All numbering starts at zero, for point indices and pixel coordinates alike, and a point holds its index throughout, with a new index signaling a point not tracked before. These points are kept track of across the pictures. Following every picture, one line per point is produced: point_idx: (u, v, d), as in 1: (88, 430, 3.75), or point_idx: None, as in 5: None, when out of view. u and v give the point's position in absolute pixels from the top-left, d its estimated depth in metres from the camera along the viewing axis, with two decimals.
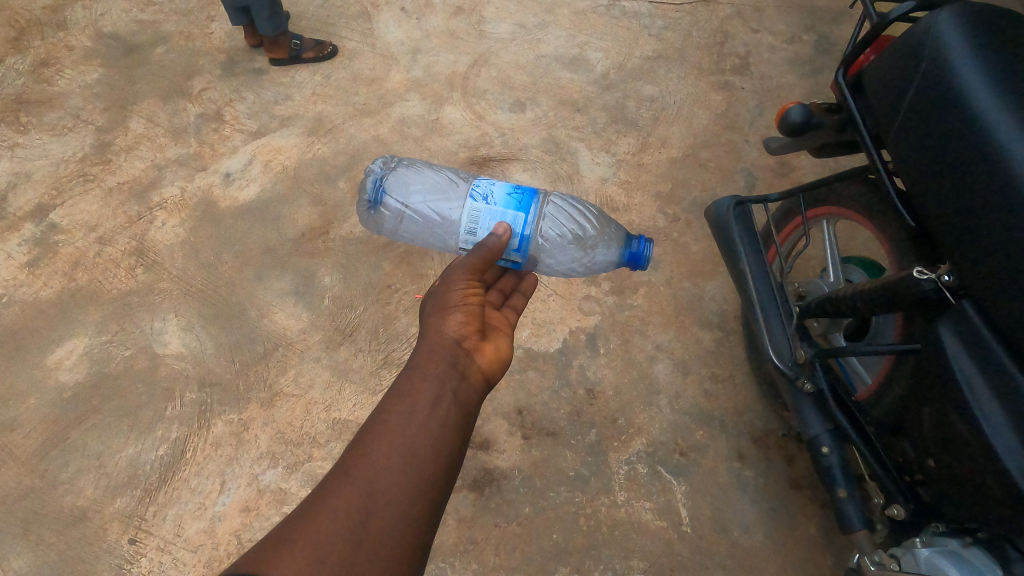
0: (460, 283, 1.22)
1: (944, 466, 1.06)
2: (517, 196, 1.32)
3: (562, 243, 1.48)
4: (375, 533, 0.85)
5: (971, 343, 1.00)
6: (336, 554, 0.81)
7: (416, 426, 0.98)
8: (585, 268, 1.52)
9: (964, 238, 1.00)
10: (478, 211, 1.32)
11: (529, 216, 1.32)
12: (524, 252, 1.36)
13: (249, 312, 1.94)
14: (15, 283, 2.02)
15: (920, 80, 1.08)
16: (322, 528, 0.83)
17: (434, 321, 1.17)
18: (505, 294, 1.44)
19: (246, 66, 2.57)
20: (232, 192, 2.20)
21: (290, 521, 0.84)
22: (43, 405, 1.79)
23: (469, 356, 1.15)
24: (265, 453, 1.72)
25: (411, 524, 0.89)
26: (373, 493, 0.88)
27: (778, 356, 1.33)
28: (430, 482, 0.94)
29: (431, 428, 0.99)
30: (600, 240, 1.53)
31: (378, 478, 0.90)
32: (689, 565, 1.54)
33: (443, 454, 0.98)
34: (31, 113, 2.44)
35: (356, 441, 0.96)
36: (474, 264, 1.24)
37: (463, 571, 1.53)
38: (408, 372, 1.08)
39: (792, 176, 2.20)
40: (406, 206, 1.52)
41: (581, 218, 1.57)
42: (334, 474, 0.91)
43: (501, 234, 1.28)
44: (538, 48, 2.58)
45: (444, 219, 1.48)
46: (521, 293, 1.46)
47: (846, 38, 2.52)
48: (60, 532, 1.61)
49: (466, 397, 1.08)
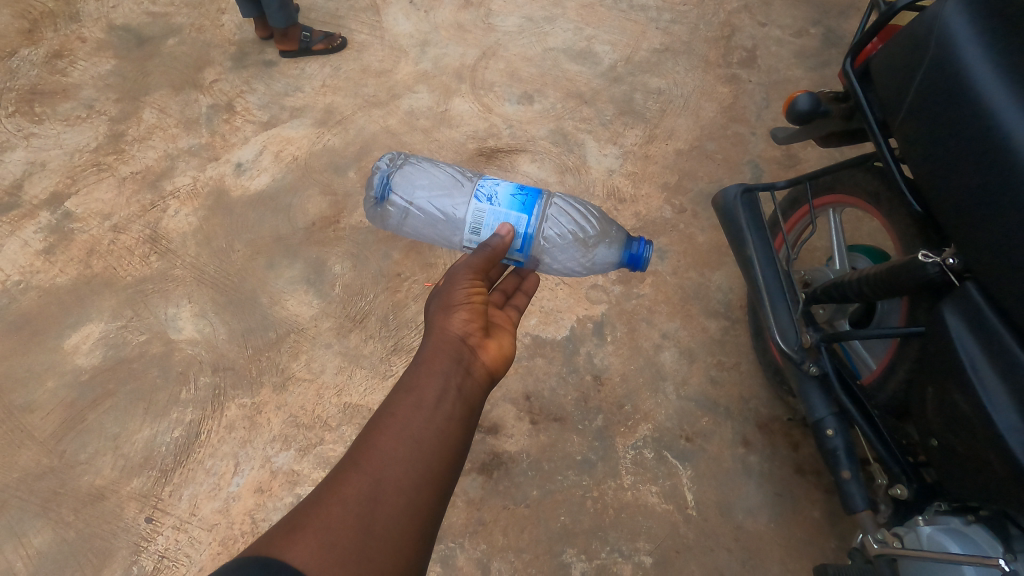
0: (463, 281, 1.22)
1: (947, 445, 1.08)
2: (521, 197, 1.32)
3: (563, 242, 1.49)
4: (383, 521, 0.86)
5: (975, 323, 1.02)
6: (346, 540, 0.82)
7: (422, 419, 0.99)
8: (585, 267, 1.53)
9: (969, 220, 1.02)
10: (482, 213, 1.32)
11: (532, 217, 1.31)
12: (527, 251, 1.36)
13: (261, 299, 1.97)
14: (31, 269, 2.05)
15: (927, 68, 1.10)
16: (332, 515, 0.84)
17: (438, 318, 1.18)
18: (506, 294, 1.45)
19: (257, 58, 2.60)
20: (244, 182, 2.23)
21: (300, 509, 0.85)
22: (61, 388, 1.83)
23: (473, 352, 1.15)
24: (277, 436, 1.75)
25: (418, 514, 0.90)
26: (381, 481, 0.90)
27: (783, 338, 1.34)
28: (435, 474, 0.95)
29: (437, 422, 1.00)
30: (602, 240, 1.54)
31: (386, 468, 0.92)
32: (695, 547, 1.57)
33: (448, 447, 0.99)
34: (45, 103, 2.47)
35: (363, 433, 0.97)
36: (478, 263, 1.24)
37: (472, 551, 1.56)
38: (413, 368, 1.08)
39: (799, 167, 2.21)
40: (411, 202, 1.53)
41: (582, 218, 1.58)
42: (343, 465, 0.92)
43: (504, 236, 1.29)
44: (546, 41, 2.59)
45: (448, 217, 1.49)
46: (523, 292, 1.48)
47: (853, 32, 2.53)
48: (78, 511, 1.65)
49: (470, 393, 1.09)
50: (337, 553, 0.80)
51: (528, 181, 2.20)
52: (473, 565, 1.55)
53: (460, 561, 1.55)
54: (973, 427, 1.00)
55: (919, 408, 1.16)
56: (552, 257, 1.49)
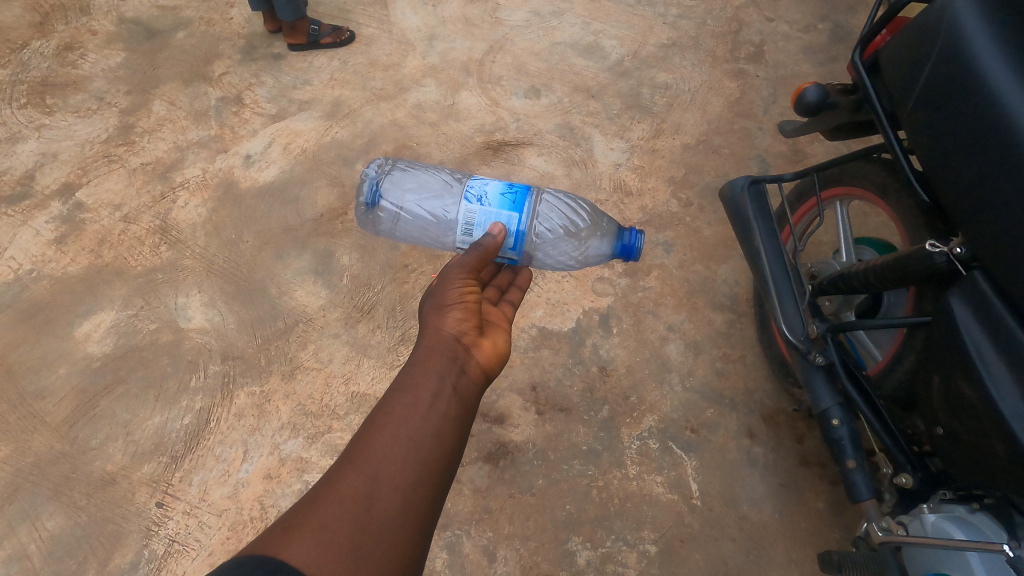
0: (457, 281, 1.23)
1: (951, 432, 1.09)
2: (511, 196, 1.32)
3: (553, 238, 1.51)
4: (379, 519, 0.87)
5: (981, 311, 1.02)
6: (343, 537, 0.83)
7: (418, 418, 1.00)
8: (579, 260, 1.53)
9: (978, 210, 1.03)
10: (473, 213, 1.32)
11: (523, 215, 1.32)
12: (520, 249, 1.36)
13: (269, 289, 1.99)
14: (43, 259, 2.08)
15: (937, 58, 1.10)
16: (328, 513, 0.85)
17: (433, 318, 1.18)
18: (500, 291, 1.45)
19: (265, 51, 2.61)
20: (253, 173, 2.25)
21: (296, 508, 0.86)
22: (72, 375, 1.86)
23: (468, 351, 1.16)
24: (286, 423, 1.77)
25: (413, 511, 0.91)
26: (376, 480, 0.91)
27: (789, 329, 1.36)
28: (431, 472, 0.96)
29: (432, 421, 1.01)
30: (593, 233, 1.55)
31: (382, 466, 0.93)
32: (699, 536, 1.58)
33: (443, 446, 1.00)
34: (56, 94, 2.49)
35: (360, 432, 0.98)
36: (470, 262, 1.25)
37: (478, 539, 1.58)
38: (408, 368, 1.09)
39: (806, 162, 2.21)
40: (401, 207, 1.54)
41: (573, 213, 1.60)
42: (338, 465, 0.93)
43: (496, 235, 1.31)
44: (554, 36, 2.60)
45: (439, 219, 1.50)
46: (517, 287, 1.47)
47: (860, 28, 2.53)
48: (90, 495, 1.67)
49: (466, 391, 1.10)
50: (335, 551, 0.81)
51: (535, 174, 2.21)
52: (479, 552, 1.56)
53: (467, 548, 1.57)
54: (979, 414, 1.01)
55: (925, 396, 1.17)
56: (545, 252, 1.51)
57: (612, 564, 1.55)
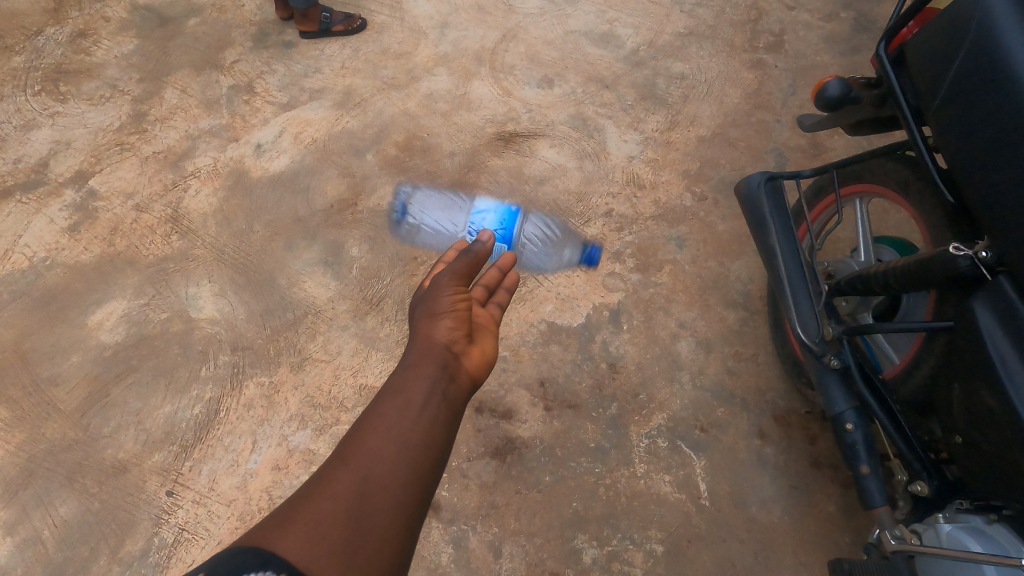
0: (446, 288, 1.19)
1: (971, 441, 1.06)
2: None
3: None
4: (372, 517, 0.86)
5: (1008, 319, 0.99)
6: (336, 533, 0.82)
7: (409, 420, 0.97)
8: None
9: (1010, 214, 0.98)
10: None
11: None
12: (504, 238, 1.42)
13: (279, 280, 1.99)
14: (57, 247, 2.09)
15: (968, 54, 1.06)
16: (321, 509, 0.84)
17: (423, 325, 1.14)
18: (490, 289, 1.35)
19: (278, 39, 2.60)
20: (263, 163, 2.24)
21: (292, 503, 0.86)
22: (85, 363, 1.88)
23: (459, 357, 1.11)
24: (294, 415, 1.77)
25: (406, 511, 0.89)
26: (368, 479, 0.89)
27: (804, 331, 1.31)
28: (423, 472, 0.94)
29: (423, 423, 0.98)
30: None
31: (374, 465, 0.91)
32: (707, 537, 1.56)
33: (436, 447, 0.97)
34: (70, 82, 2.50)
35: (352, 432, 0.96)
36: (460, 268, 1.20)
37: (484, 534, 1.58)
38: (399, 373, 1.06)
39: (824, 156, 2.16)
40: None
41: None
42: (331, 465, 0.92)
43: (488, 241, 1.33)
44: (568, 24, 2.55)
45: None
46: (506, 288, 1.37)
47: (885, 17, 2.45)
48: (103, 482, 1.70)
49: (457, 395, 1.06)
50: (327, 546, 0.80)
51: (547, 167, 2.18)
52: (485, 548, 1.56)
53: (472, 543, 1.57)
54: (1002, 424, 0.98)
55: (944, 402, 1.13)
56: None
57: (618, 563, 1.54)
